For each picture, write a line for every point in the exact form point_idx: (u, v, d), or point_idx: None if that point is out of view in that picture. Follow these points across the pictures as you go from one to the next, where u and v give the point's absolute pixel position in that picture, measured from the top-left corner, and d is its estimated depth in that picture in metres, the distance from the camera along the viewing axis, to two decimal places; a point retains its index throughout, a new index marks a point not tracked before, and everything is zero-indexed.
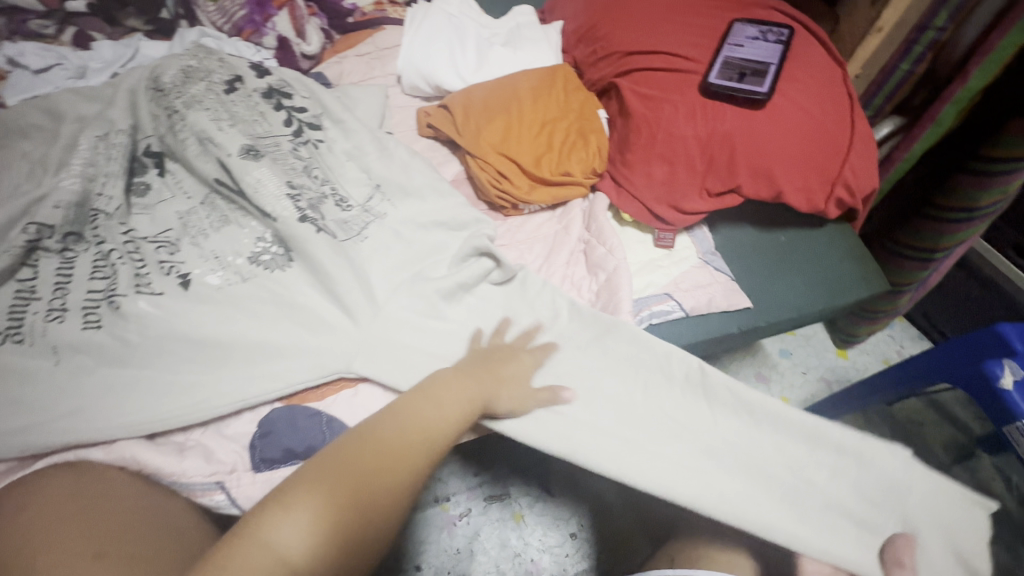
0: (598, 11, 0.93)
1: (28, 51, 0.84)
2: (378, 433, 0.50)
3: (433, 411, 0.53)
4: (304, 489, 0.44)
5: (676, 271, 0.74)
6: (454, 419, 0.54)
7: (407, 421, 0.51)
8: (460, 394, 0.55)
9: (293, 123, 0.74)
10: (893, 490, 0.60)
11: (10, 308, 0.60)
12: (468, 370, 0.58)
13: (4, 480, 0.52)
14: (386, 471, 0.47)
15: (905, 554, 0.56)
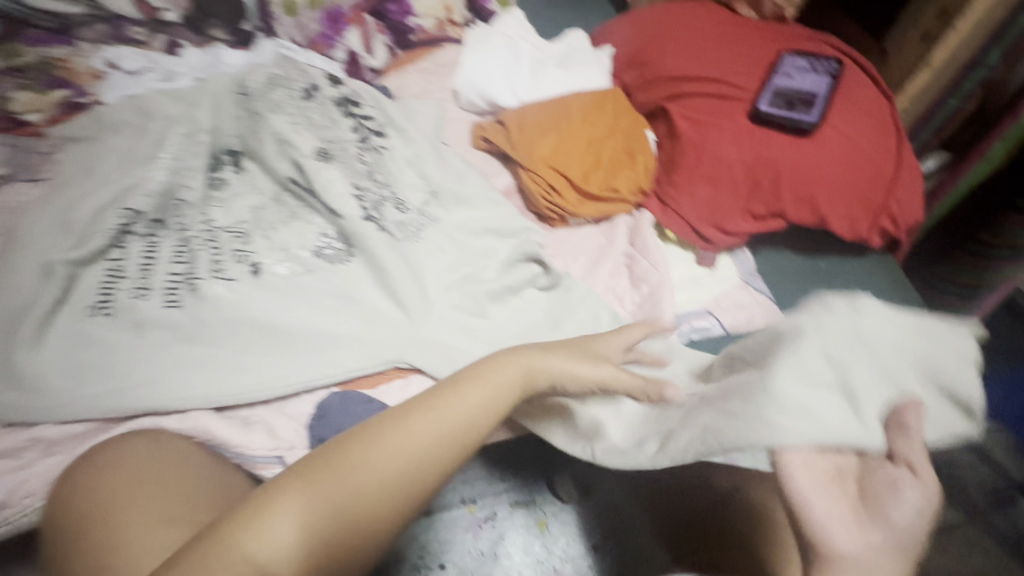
0: (650, 37, 0.97)
1: (125, 55, 0.93)
2: (385, 434, 0.47)
3: (451, 414, 0.49)
4: (295, 486, 0.42)
5: (717, 290, 0.76)
6: (472, 425, 0.50)
7: (421, 424, 0.48)
8: (483, 397, 0.51)
9: (359, 130, 0.80)
10: (869, 345, 0.48)
11: (101, 284, 0.65)
12: (495, 368, 0.53)
13: (88, 439, 0.57)
14: (385, 476, 0.45)
15: (910, 413, 0.46)
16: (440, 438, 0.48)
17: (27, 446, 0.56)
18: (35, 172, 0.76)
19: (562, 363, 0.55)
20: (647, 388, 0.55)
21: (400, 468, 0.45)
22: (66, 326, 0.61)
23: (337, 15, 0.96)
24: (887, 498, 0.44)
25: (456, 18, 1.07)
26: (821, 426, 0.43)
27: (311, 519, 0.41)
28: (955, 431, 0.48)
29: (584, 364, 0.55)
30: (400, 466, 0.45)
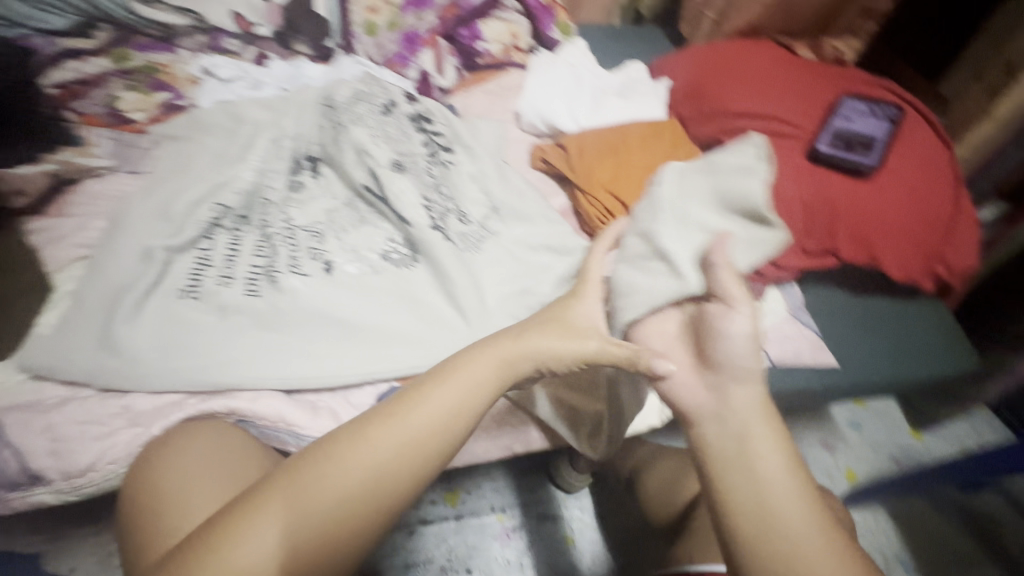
0: (709, 73, 1.00)
1: (221, 64, 1.01)
2: (351, 441, 0.49)
3: (419, 418, 0.51)
4: (269, 497, 0.46)
5: (765, 321, 0.78)
6: (441, 425, 0.51)
7: (386, 431, 0.50)
8: (450, 398, 0.52)
9: (431, 145, 0.85)
10: (676, 202, 0.62)
11: (191, 270, 0.70)
12: (462, 370, 0.54)
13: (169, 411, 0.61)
14: (355, 483, 0.47)
15: (714, 253, 0.55)
16: (407, 443, 0.50)
17: (116, 414, 0.60)
18: (137, 166, 0.84)
19: (541, 341, 0.56)
20: (634, 357, 0.55)
21: (368, 473, 0.48)
22: (160, 306, 0.66)
23: (413, 37, 1.05)
24: (712, 340, 0.54)
25: (521, 44, 1.13)
26: (643, 293, 0.59)
27: (286, 527, 0.45)
28: (762, 242, 0.60)
29: (565, 334, 0.56)
30: (367, 471, 0.48)
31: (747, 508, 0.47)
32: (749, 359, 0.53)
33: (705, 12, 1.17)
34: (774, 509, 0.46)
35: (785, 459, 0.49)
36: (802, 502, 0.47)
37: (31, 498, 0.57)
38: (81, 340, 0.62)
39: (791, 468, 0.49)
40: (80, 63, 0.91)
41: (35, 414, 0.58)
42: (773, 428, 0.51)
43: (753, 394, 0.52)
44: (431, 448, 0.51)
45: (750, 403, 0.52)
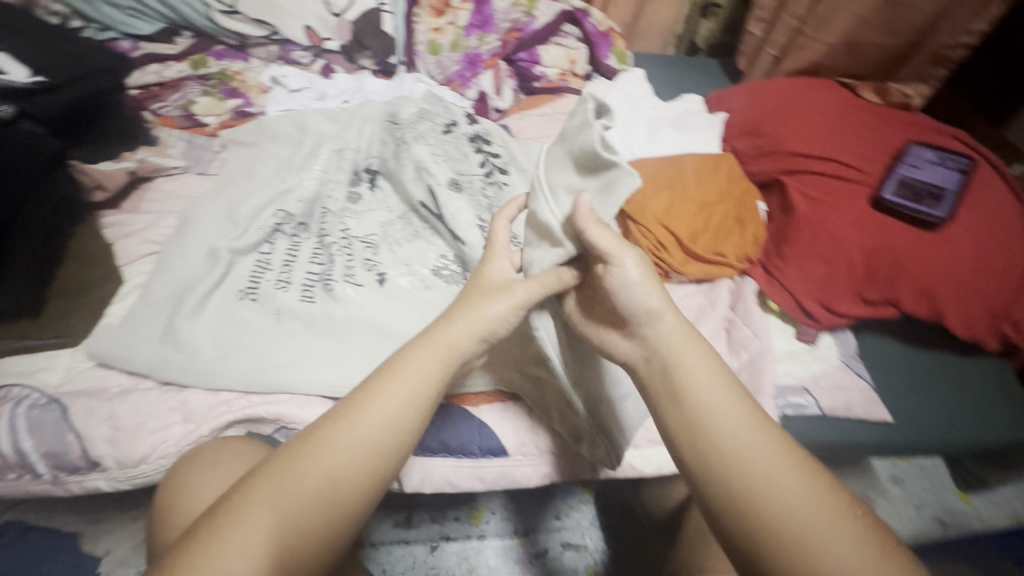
0: (769, 110, 0.99)
1: (290, 74, 1.04)
2: (298, 462, 0.42)
3: (367, 422, 0.45)
4: (208, 540, 0.38)
5: (817, 368, 0.75)
6: (394, 428, 0.45)
7: (331, 443, 0.43)
8: (400, 396, 0.46)
9: (487, 166, 0.86)
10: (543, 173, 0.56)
11: (251, 273, 0.73)
12: (407, 367, 0.47)
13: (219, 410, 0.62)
14: (310, 502, 0.41)
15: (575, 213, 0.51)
16: (361, 450, 0.44)
17: (172, 409, 0.61)
18: (206, 168, 0.87)
19: (475, 321, 0.51)
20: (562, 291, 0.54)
21: (323, 489, 0.42)
22: (221, 305, 0.69)
23: (475, 58, 1.07)
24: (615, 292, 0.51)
25: (578, 70, 1.14)
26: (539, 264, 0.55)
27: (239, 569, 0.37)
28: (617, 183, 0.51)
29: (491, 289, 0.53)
30: (319, 486, 0.42)
31: (682, 439, 0.44)
32: (644, 300, 0.49)
33: (766, 49, 1.17)
34: (707, 421, 0.44)
35: (716, 370, 0.46)
36: (740, 410, 0.44)
37: (88, 482, 0.59)
38: (147, 332, 0.65)
39: (723, 381, 0.46)
40: (162, 68, 0.99)
41: (99, 402, 0.60)
42: (701, 349, 0.48)
43: (670, 322, 0.49)
44: (388, 450, 0.45)
45: (664, 332, 0.49)
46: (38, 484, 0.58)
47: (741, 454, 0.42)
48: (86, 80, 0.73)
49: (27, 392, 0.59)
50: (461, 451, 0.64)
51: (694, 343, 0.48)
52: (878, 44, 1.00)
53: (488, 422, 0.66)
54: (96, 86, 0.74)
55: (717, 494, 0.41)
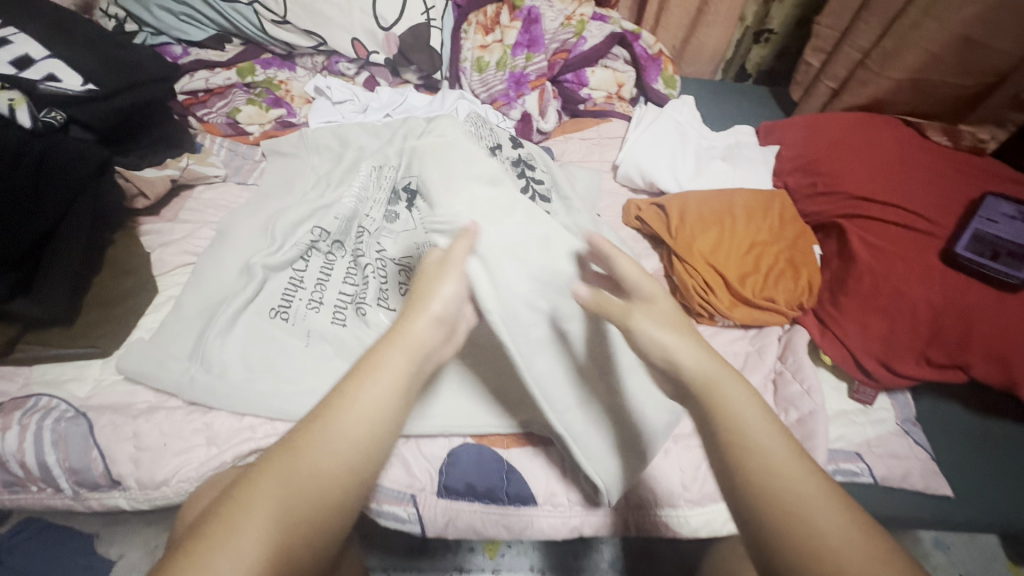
0: (827, 147, 0.94)
1: (334, 85, 1.03)
2: (279, 469, 0.39)
3: (342, 424, 0.41)
4: (194, 559, 0.35)
5: (872, 432, 0.70)
6: (371, 429, 0.41)
7: (312, 448, 0.40)
8: (379, 393, 0.42)
9: (529, 192, 0.83)
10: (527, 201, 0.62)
11: (284, 291, 0.71)
12: (378, 364, 0.43)
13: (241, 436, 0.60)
14: (302, 509, 0.38)
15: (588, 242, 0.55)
16: (344, 453, 0.40)
17: (197, 431, 0.59)
18: (244, 178, 0.88)
19: (427, 317, 0.46)
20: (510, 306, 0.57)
21: (309, 493, 0.39)
22: (252, 323, 0.67)
23: (522, 78, 1.04)
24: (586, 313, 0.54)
25: (624, 93, 1.13)
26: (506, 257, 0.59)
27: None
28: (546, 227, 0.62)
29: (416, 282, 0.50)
30: (307, 493, 0.39)
31: (729, 483, 0.41)
32: (664, 336, 0.46)
33: (823, 81, 1.12)
34: (752, 456, 0.40)
35: (752, 399, 0.43)
36: (784, 442, 0.41)
37: (109, 500, 0.58)
38: (177, 349, 0.63)
39: (760, 411, 0.43)
40: (209, 74, 0.99)
41: (124, 420, 0.58)
42: (734, 377, 0.45)
43: (693, 350, 0.46)
44: (372, 450, 0.41)
45: (691, 360, 0.45)
46: (60, 498, 0.58)
47: (795, 491, 0.38)
48: (139, 89, 0.72)
49: (55, 403, 0.59)
50: (487, 495, 0.61)
51: (725, 370, 0.45)
52: (949, 83, 0.94)
53: (517, 466, 0.63)
54: (148, 94, 0.73)
55: (781, 543, 0.37)
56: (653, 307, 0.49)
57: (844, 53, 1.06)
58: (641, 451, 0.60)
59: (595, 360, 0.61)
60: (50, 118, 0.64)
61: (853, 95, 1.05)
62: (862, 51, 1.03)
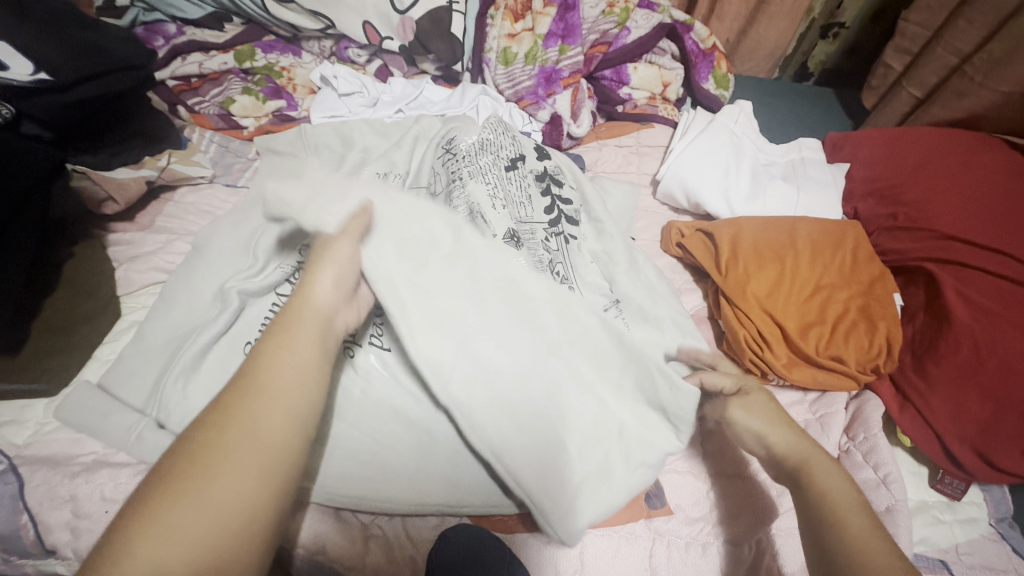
0: (912, 169, 0.79)
1: (341, 75, 0.91)
2: (240, 416, 0.34)
3: (275, 370, 0.36)
4: (151, 517, 0.30)
5: (960, 535, 0.57)
6: (303, 373, 0.37)
7: (272, 386, 0.35)
8: (315, 345, 0.38)
9: (554, 212, 0.72)
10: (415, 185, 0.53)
11: (263, 320, 0.60)
12: (301, 319, 0.39)
13: None
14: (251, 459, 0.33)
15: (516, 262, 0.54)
16: (282, 399, 0.35)
17: None
18: (234, 180, 0.78)
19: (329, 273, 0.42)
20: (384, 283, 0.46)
21: (258, 442, 0.33)
22: (222, 360, 0.57)
23: (553, 74, 0.92)
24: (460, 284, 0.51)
25: (670, 95, 0.99)
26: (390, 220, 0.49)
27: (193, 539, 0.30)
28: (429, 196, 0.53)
29: (316, 255, 0.43)
30: (260, 440, 0.33)
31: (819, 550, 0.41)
32: (761, 425, 0.50)
33: (905, 87, 0.96)
34: (840, 516, 0.41)
35: (841, 470, 0.45)
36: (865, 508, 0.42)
37: (45, 568, 0.50)
38: (130, 395, 0.55)
39: (847, 480, 0.44)
40: (203, 57, 0.88)
41: (61, 479, 0.50)
42: (820, 449, 0.47)
43: (781, 427, 0.49)
44: (309, 394, 0.37)
45: (778, 436, 0.49)
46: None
47: (884, 556, 0.38)
48: (104, 79, 0.63)
49: None
50: None
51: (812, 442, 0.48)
52: None
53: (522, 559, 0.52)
54: (115, 85, 0.64)
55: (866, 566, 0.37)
56: (751, 403, 0.53)
57: (938, 56, 0.90)
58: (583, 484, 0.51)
59: (577, 417, 0.52)
60: None
61: (945, 106, 0.89)
62: (960, 56, 0.86)
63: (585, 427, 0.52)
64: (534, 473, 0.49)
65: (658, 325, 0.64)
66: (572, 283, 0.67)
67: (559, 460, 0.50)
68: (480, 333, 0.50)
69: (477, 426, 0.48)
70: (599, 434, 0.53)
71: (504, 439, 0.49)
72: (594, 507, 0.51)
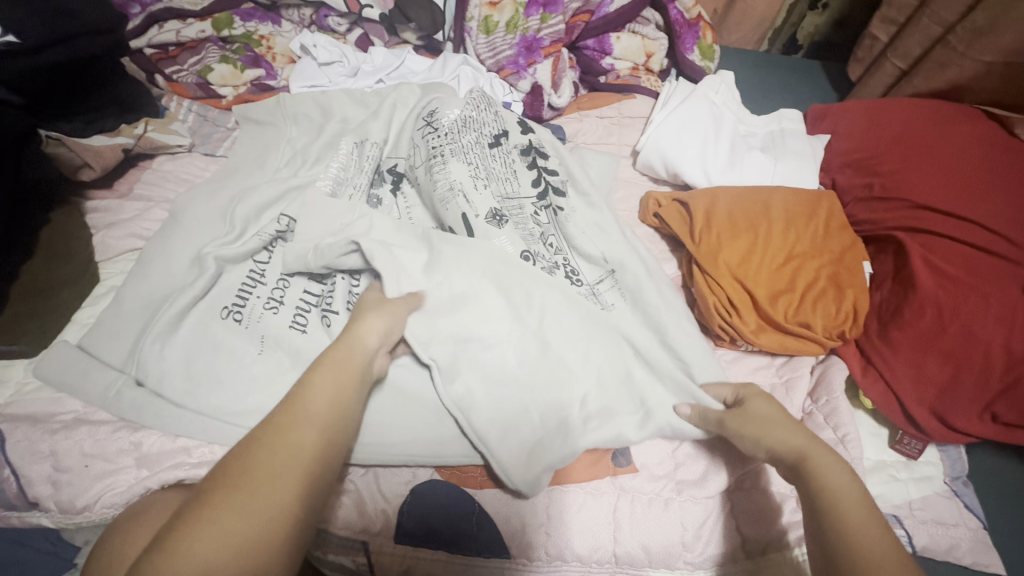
0: (889, 140, 0.80)
1: (321, 43, 0.90)
2: (285, 430, 0.39)
3: (325, 392, 0.42)
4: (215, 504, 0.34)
5: (915, 492, 0.59)
6: (345, 402, 0.43)
7: (307, 408, 0.41)
8: (346, 379, 0.44)
9: (541, 185, 0.72)
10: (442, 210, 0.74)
11: (240, 287, 0.62)
12: (344, 359, 0.46)
13: (168, 459, 0.52)
14: (301, 468, 0.37)
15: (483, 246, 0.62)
16: (326, 419, 0.41)
17: (124, 452, 0.52)
18: (213, 149, 0.78)
19: (376, 322, 0.51)
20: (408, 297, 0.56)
21: (308, 455, 0.38)
22: (200, 326, 0.58)
23: (533, 43, 0.91)
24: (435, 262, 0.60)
25: (653, 66, 1.00)
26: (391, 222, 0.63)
27: (252, 535, 0.33)
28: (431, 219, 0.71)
29: (378, 308, 0.53)
30: (309, 453, 0.38)
31: (824, 547, 0.42)
32: (769, 429, 0.50)
33: (890, 58, 0.96)
34: (843, 510, 0.42)
35: (847, 470, 0.46)
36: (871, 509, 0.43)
37: (23, 522, 0.51)
38: (109, 355, 0.57)
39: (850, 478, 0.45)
40: (180, 25, 0.87)
41: (41, 435, 0.52)
42: (823, 449, 0.48)
43: (789, 430, 0.50)
44: (347, 415, 0.43)
45: (785, 440, 0.49)
46: None
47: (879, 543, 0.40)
48: (76, 42, 0.63)
49: None
50: (453, 544, 0.52)
51: (812, 441, 0.49)
52: None
53: (491, 514, 0.54)
54: (82, 49, 0.64)
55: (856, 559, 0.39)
56: (756, 409, 0.53)
57: (922, 26, 0.90)
58: (540, 439, 0.54)
59: (531, 383, 0.56)
60: None
61: (927, 77, 0.89)
62: (944, 26, 0.86)
63: (547, 393, 0.56)
64: (490, 423, 0.54)
65: (649, 294, 0.64)
66: (576, 276, 0.66)
67: (516, 416, 0.55)
68: (461, 306, 0.58)
69: (445, 379, 0.56)
70: (563, 402, 0.56)
71: (471, 393, 0.55)
72: (543, 458, 0.53)
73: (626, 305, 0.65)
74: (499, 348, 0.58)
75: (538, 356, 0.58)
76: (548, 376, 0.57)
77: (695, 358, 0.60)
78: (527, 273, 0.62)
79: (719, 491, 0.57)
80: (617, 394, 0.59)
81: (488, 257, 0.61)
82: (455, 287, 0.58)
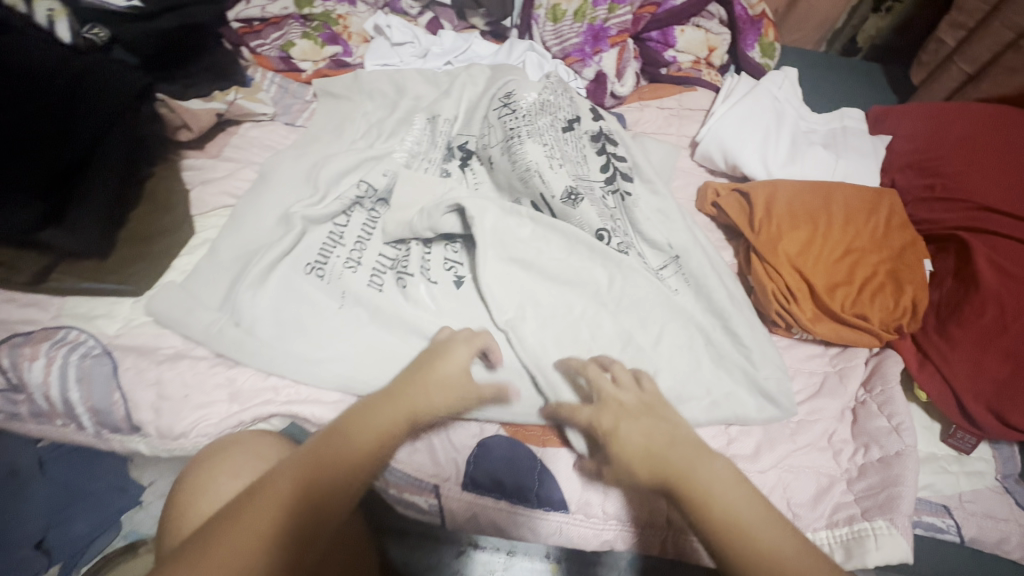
0: (953, 142, 0.80)
1: (394, 25, 0.94)
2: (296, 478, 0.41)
3: (345, 445, 0.44)
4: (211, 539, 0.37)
5: (965, 485, 0.61)
6: (361, 457, 0.44)
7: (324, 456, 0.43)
8: (373, 431, 0.45)
9: (610, 170, 0.74)
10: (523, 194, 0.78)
11: (321, 246, 0.66)
12: (379, 408, 0.47)
13: (258, 399, 0.57)
14: (282, 521, 0.39)
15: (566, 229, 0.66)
16: (338, 472, 0.42)
17: (219, 386, 0.57)
18: (293, 119, 0.82)
19: (438, 392, 0.49)
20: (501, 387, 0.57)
21: (295, 506, 0.40)
22: (288, 278, 0.62)
23: (601, 32, 0.93)
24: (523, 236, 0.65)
25: (715, 60, 1.00)
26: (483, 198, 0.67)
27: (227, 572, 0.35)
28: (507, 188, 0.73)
29: (439, 364, 0.51)
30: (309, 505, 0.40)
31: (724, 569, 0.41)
32: (617, 427, 0.48)
33: (957, 62, 0.96)
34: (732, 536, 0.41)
35: (728, 469, 0.45)
36: (763, 508, 0.43)
37: (127, 444, 0.56)
38: (208, 297, 0.61)
39: (743, 485, 0.44)
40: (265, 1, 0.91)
41: (148, 365, 0.57)
42: (706, 457, 0.46)
43: (638, 427, 0.48)
44: (359, 470, 0.44)
45: (639, 436, 0.47)
46: (83, 436, 0.56)
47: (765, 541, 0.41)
48: (185, 10, 0.72)
49: (83, 337, 0.57)
50: (516, 495, 0.55)
51: (691, 450, 0.46)
52: None
53: (552, 471, 0.57)
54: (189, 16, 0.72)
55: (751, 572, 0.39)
56: (616, 428, 0.48)
57: (994, 32, 0.89)
58: None
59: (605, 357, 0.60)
60: (91, 35, 0.66)
61: (995, 83, 0.89)
62: (1017, 31, 0.86)
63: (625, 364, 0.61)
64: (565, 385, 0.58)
65: (711, 281, 0.67)
66: (642, 258, 0.69)
67: None
68: (540, 281, 0.64)
69: (524, 338, 0.60)
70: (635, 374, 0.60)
71: (544, 349, 0.60)
72: None
73: (689, 289, 0.68)
74: (577, 317, 0.63)
75: (617, 332, 0.62)
76: (623, 348, 0.61)
77: (752, 343, 0.64)
78: (607, 253, 0.65)
79: (772, 467, 0.59)
80: (687, 378, 0.61)
81: (574, 233, 0.66)
82: (540, 266, 0.64)
